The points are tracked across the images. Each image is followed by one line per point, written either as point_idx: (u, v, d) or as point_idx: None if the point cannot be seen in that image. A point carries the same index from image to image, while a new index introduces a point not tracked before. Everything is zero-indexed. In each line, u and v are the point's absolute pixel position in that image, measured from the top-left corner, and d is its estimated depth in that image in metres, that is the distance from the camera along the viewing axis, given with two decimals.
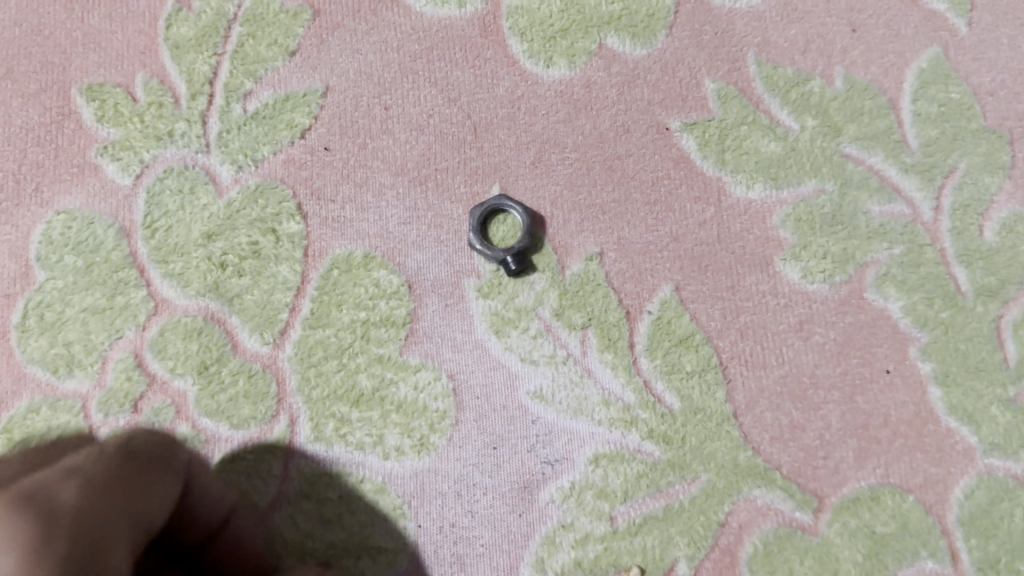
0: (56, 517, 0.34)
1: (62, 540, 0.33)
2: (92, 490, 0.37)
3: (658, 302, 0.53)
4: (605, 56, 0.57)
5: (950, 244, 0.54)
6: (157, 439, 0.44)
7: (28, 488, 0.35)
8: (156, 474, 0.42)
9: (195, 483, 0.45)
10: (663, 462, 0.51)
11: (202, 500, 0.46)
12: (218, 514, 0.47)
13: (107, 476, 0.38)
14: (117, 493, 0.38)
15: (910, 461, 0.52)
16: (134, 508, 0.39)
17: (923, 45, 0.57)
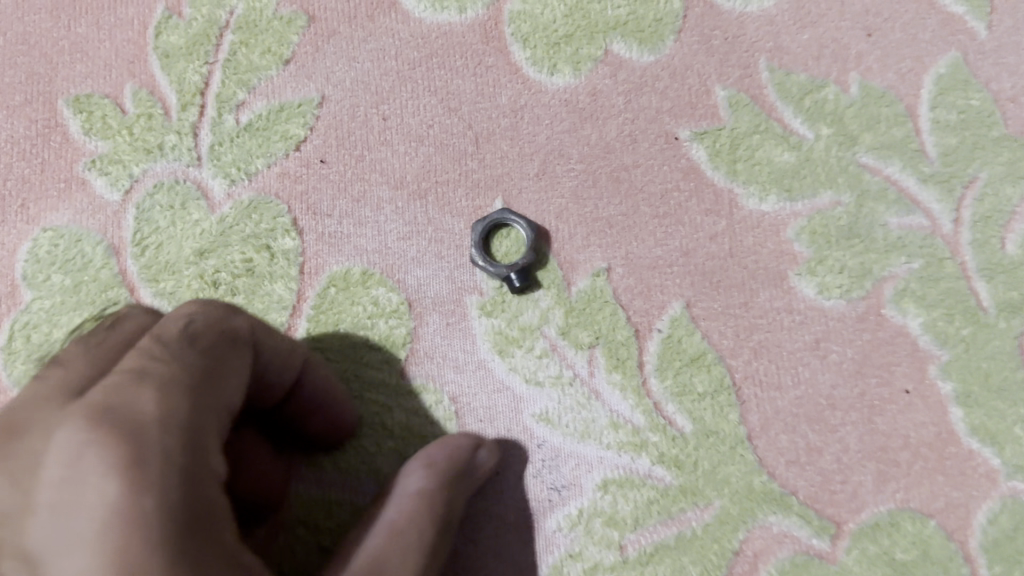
0: (146, 440, 0.31)
1: (162, 461, 0.31)
2: (174, 390, 0.33)
3: (668, 319, 0.51)
4: (611, 63, 0.55)
5: (971, 257, 0.52)
6: (227, 314, 0.39)
7: (108, 403, 0.32)
8: (230, 353, 0.38)
9: (263, 347, 0.42)
10: (675, 488, 0.49)
11: (271, 366, 0.43)
12: (287, 377, 0.44)
13: (186, 372, 0.35)
14: (199, 383, 0.35)
15: (930, 485, 0.49)
16: (216, 392, 0.36)
17: (941, 50, 0.55)
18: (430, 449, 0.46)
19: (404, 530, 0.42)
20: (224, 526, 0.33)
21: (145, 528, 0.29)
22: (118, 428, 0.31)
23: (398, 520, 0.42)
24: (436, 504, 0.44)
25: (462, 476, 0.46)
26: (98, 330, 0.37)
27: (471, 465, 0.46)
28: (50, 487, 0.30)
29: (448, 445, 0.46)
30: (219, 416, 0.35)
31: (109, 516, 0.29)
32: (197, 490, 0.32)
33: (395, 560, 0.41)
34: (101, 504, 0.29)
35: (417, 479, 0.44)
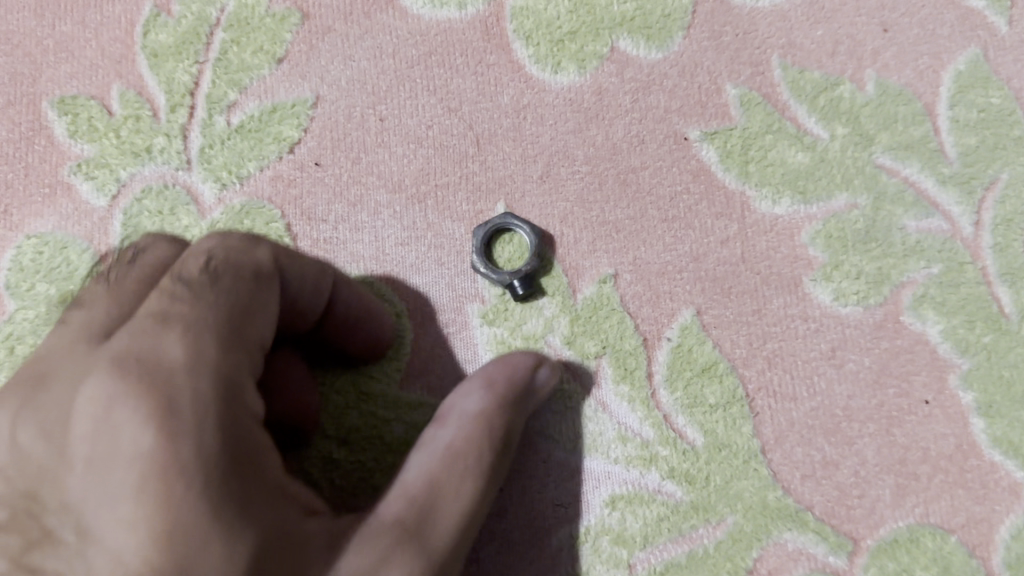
0: (172, 389, 0.33)
1: (192, 412, 0.33)
2: (200, 335, 0.35)
3: (678, 328, 0.49)
4: (618, 62, 0.52)
5: (992, 262, 0.49)
6: (250, 249, 0.39)
7: (136, 353, 0.34)
8: (256, 288, 0.38)
9: (295, 269, 0.41)
10: (686, 504, 0.47)
11: (301, 288, 0.42)
12: (323, 291, 0.43)
13: (213, 314, 0.36)
14: (227, 324, 0.36)
15: (951, 499, 0.47)
16: (245, 332, 0.37)
17: (961, 46, 0.53)
18: (485, 369, 0.45)
19: (463, 453, 0.41)
20: (263, 458, 0.35)
21: (182, 473, 0.32)
22: (149, 379, 0.33)
23: (455, 442, 0.41)
24: (493, 427, 0.42)
25: (520, 397, 0.44)
26: (126, 266, 0.39)
27: (528, 386, 0.45)
28: (88, 441, 0.33)
29: (507, 364, 0.45)
30: (250, 353, 0.37)
31: (146, 462, 0.32)
32: (232, 431, 0.34)
33: (451, 485, 0.40)
34: (138, 451, 0.32)
35: (474, 398, 0.43)
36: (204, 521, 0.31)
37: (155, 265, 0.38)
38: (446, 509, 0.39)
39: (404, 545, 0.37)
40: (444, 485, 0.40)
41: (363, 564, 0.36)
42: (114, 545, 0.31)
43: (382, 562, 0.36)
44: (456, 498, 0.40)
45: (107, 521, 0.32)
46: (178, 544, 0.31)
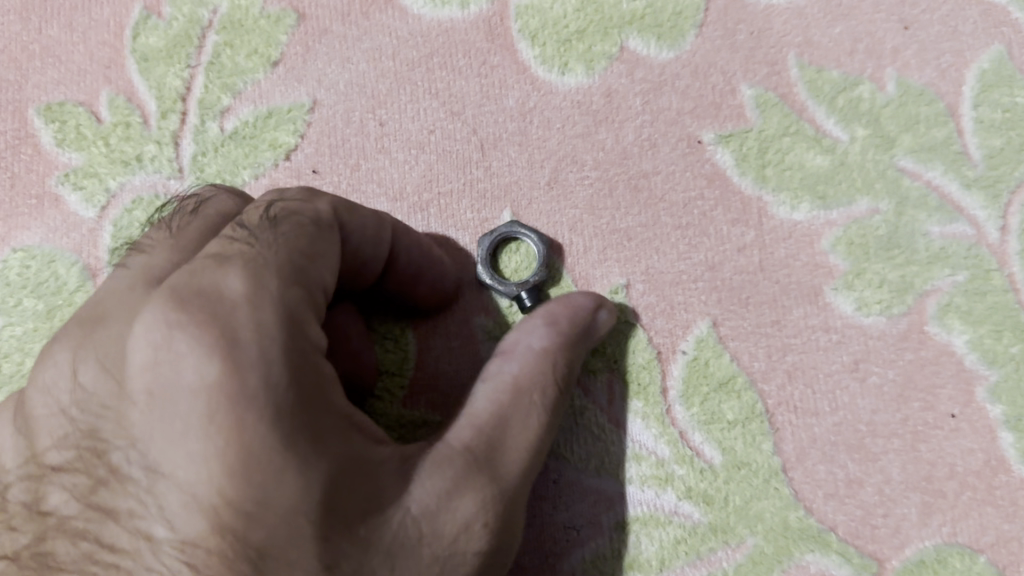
0: (235, 322, 0.32)
1: (253, 341, 0.31)
2: (261, 268, 0.34)
3: (693, 340, 0.47)
4: (627, 63, 0.50)
5: (1020, 268, 0.47)
6: (309, 199, 0.38)
7: (195, 289, 0.33)
8: (315, 232, 0.37)
9: (354, 219, 0.40)
10: (704, 526, 0.45)
11: (363, 241, 0.41)
12: (382, 239, 0.42)
13: (275, 253, 0.35)
14: (289, 260, 0.35)
15: (980, 517, 0.45)
16: (308, 269, 0.35)
17: (984, 43, 0.51)
18: (550, 306, 0.43)
19: (529, 388, 0.40)
20: (332, 389, 0.34)
21: (250, 404, 0.31)
22: (207, 311, 0.32)
23: (520, 377, 0.40)
24: (556, 364, 0.41)
25: (583, 331, 0.43)
26: (191, 216, 0.39)
27: (590, 323, 0.43)
28: (151, 373, 0.32)
29: (569, 303, 0.44)
30: (315, 289, 0.36)
31: (210, 392, 0.31)
32: (300, 360, 0.33)
33: (518, 419, 0.39)
34: (203, 382, 0.31)
35: (538, 336, 0.42)
36: (277, 451, 0.31)
37: (218, 217, 0.39)
38: (514, 445, 0.38)
39: (474, 475, 0.36)
40: (511, 418, 0.39)
41: (435, 493, 0.35)
42: (185, 478, 0.31)
43: (454, 492, 0.36)
44: (522, 432, 0.39)
45: (179, 454, 0.31)
46: (252, 475, 0.31)
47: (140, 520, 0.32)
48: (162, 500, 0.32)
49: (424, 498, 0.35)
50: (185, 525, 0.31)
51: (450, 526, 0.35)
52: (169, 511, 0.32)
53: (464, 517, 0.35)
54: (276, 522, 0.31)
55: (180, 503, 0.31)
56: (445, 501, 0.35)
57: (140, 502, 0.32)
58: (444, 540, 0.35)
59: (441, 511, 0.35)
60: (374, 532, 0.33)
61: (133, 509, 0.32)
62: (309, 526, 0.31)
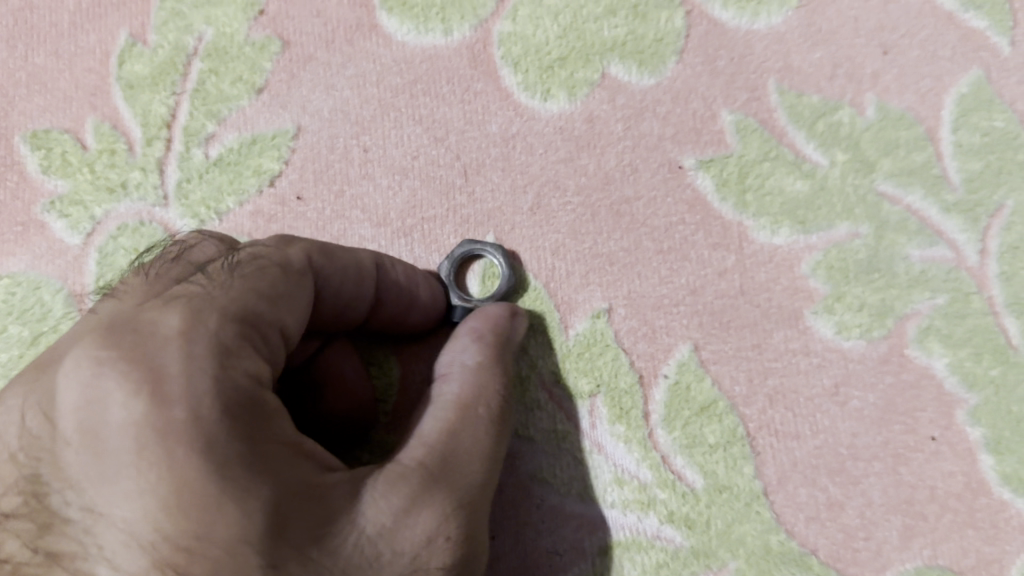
0: (164, 359, 0.33)
1: (182, 377, 0.33)
2: (201, 309, 0.35)
3: (674, 364, 0.47)
4: (609, 89, 0.51)
5: (1000, 291, 0.48)
6: (281, 245, 0.40)
7: (133, 330, 0.34)
8: (278, 275, 0.38)
9: (334, 264, 0.42)
10: (686, 550, 0.45)
11: (344, 283, 0.42)
12: (370, 281, 0.44)
13: (224, 294, 0.36)
14: (237, 301, 0.36)
15: (960, 540, 0.46)
16: (258, 308, 0.37)
17: (963, 68, 0.51)
18: (476, 324, 0.45)
19: (472, 404, 0.42)
20: (276, 420, 0.35)
21: (179, 438, 0.32)
22: (141, 351, 0.34)
23: (462, 396, 0.42)
24: (493, 379, 0.43)
25: (510, 345, 0.45)
26: (169, 263, 0.39)
27: (512, 336, 0.46)
28: (85, 414, 0.33)
29: (487, 315, 0.46)
30: (265, 328, 0.37)
31: (139, 428, 0.32)
32: (235, 395, 0.34)
33: (466, 435, 0.40)
34: (133, 420, 0.32)
35: (470, 353, 0.44)
36: (209, 483, 0.32)
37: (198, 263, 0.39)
38: (467, 461, 0.39)
39: (430, 491, 0.37)
40: (459, 435, 0.40)
41: (391, 510, 0.36)
42: (123, 516, 0.32)
43: (411, 507, 0.36)
44: (472, 448, 0.40)
45: (116, 492, 0.32)
46: (188, 508, 0.31)
47: (84, 561, 0.33)
48: (101, 540, 0.32)
49: (380, 516, 0.35)
50: (127, 563, 0.32)
51: (407, 542, 0.36)
52: (110, 550, 0.32)
53: (423, 531, 0.36)
54: (217, 553, 0.31)
55: (120, 542, 0.32)
56: (402, 517, 0.36)
57: (84, 543, 0.33)
58: (403, 557, 0.35)
59: (398, 528, 0.36)
60: (326, 555, 0.33)
61: (76, 551, 0.33)
62: (251, 555, 0.32)
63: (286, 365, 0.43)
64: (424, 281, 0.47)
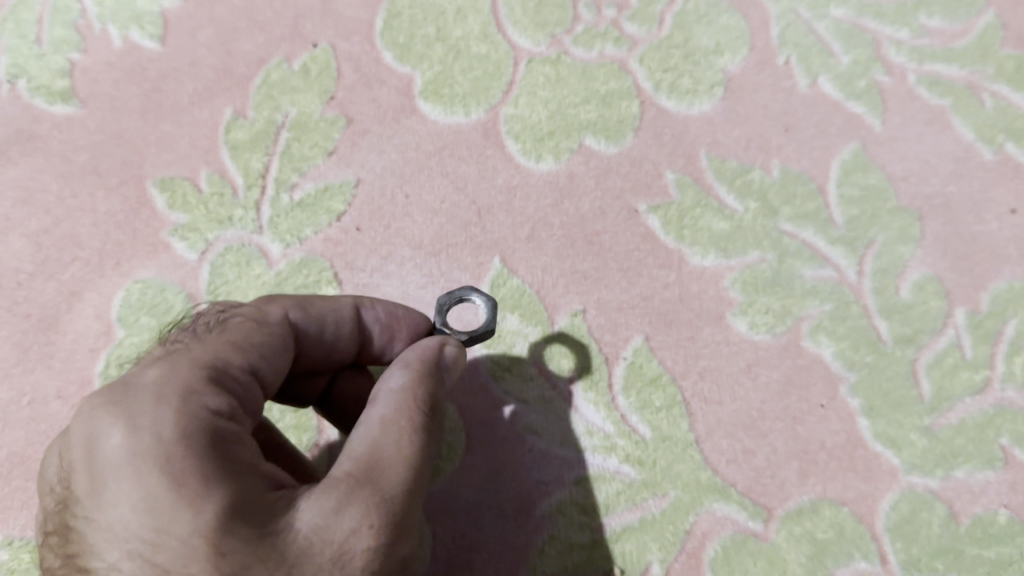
0: (141, 398, 0.43)
1: (151, 409, 0.42)
2: (176, 360, 0.45)
3: (631, 349, 0.64)
4: (585, 155, 0.70)
5: (872, 300, 0.66)
6: (262, 310, 0.52)
7: (124, 380, 0.44)
8: (253, 327, 0.50)
9: (308, 317, 0.54)
10: (638, 481, 0.61)
11: (325, 325, 0.55)
12: (348, 324, 0.57)
13: (200, 349, 0.47)
14: (209, 352, 0.47)
15: (844, 479, 0.62)
16: (226, 356, 0.47)
17: (845, 142, 0.71)
18: (403, 355, 0.52)
19: (394, 421, 0.47)
20: (238, 445, 0.44)
21: (146, 455, 0.41)
22: (124, 391, 0.43)
23: (385, 412, 0.47)
24: (415, 397, 0.49)
25: (438, 369, 0.52)
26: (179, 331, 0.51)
27: (439, 361, 0.52)
28: (82, 445, 0.42)
29: (419, 350, 0.52)
30: (234, 372, 0.47)
31: (118, 451, 0.41)
32: (197, 420, 0.42)
33: (389, 445, 0.46)
34: (112, 444, 0.41)
35: (398, 377, 0.50)
36: (166, 491, 0.40)
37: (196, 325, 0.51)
38: (389, 466, 0.45)
39: (355, 493, 0.43)
40: (383, 448, 0.46)
41: (322, 511, 0.42)
42: (109, 521, 0.41)
43: (340, 508, 0.43)
44: (395, 453, 0.46)
45: (103, 504, 0.41)
46: (153, 512, 0.40)
47: (83, 559, 0.42)
48: (95, 542, 0.41)
49: (311, 517, 0.42)
50: (112, 558, 0.41)
51: (337, 535, 0.42)
52: (99, 549, 0.41)
53: (350, 525, 0.42)
54: (177, 545, 0.40)
55: (106, 543, 0.41)
56: (331, 516, 0.42)
57: (82, 545, 0.42)
58: (335, 548, 0.42)
59: (329, 525, 0.42)
60: (271, 546, 0.41)
61: (79, 553, 0.42)
62: (205, 545, 0.40)
63: (299, 395, 0.59)
64: (406, 318, 0.59)
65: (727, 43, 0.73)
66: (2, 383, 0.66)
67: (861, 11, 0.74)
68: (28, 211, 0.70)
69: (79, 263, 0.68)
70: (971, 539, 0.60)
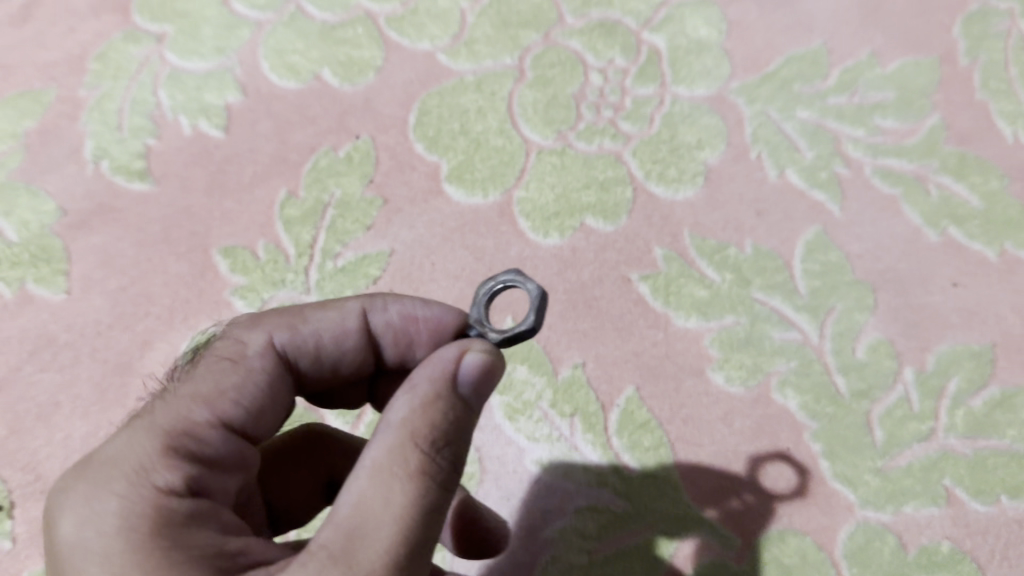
0: (93, 487, 0.49)
1: (99, 499, 0.48)
2: (133, 434, 0.51)
3: (624, 398, 0.75)
4: (586, 232, 0.82)
5: (832, 359, 0.77)
6: (230, 358, 0.56)
7: (84, 466, 0.50)
8: (222, 376, 0.55)
9: (296, 335, 0.59)
10: (628, 512, 0.72)
11: (329, 334, 0.61)
12: (359, 328, 0.62)
13: (162, 413, 0.52)
14: (171, 415, 0.52)
15: (807, 512, 0.72)
16: (192, 413, 0.53)
17: (808, 224, 0.82)
18: (414, 375, 0.51)
19: (386, 468, 0.47)
20: (190, 523, 0.48)
21: (94, 544, 0.47)
22: (81, 479, 0.49)
23: (377, 460, 0.48)
24: (414, 432, 0.48)
25: (447, 391, 0.50)
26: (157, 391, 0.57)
27: (453, 383, 0.50)
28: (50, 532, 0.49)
29: (430, 369, 0.51)
30: (196, 431, 0.52)
31: (71, 538, 0.47)
32: (140, 504, 0.48)
33: (376, 504, 0.47)
34: (66, 532, 0.48)
35: (401, 406, 0.50)
36: None
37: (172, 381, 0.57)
38: (371, 533, 0.46)
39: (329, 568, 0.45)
40: (370, 505, 0.47)
41: None
42: None
43: None
44: (381, 514, 0.46)
45: None
46: None
47: None
48: None
49: None
50: None
51: None
52: None
53: None
54: None
55: None
56: None
57: None
58: None
59: None
60: None
61: None
62: None
63: (347, 401, 0.69)
64: (417, 316, 0.63)
65: (708, 139, 0.86)
66: (83, 418, 0.77)
67: (824, 112, 0.87)
68: (107, 272, 0.82)
69: (152, 317, 0.80)
70: (917, 565, 0.70)
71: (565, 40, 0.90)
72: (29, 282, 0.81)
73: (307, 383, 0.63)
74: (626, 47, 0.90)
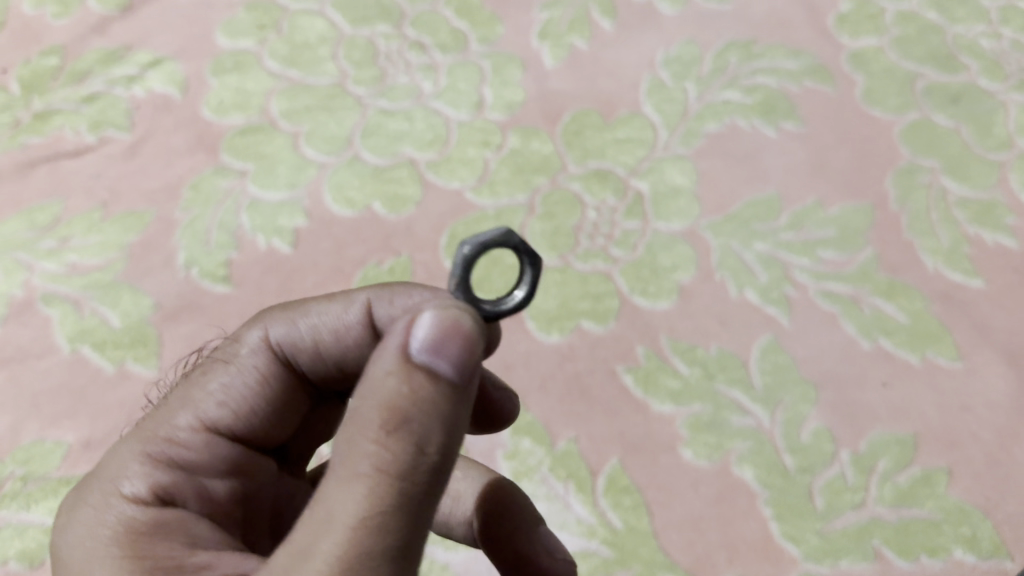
0: (89, 483, 0.66)
1: (90, 490, 0.65)
2: (126, 443, 0.68)
3: (609, 466, 0.93)
4: (582, 333, 1.01)
5: (781, 440, 0.94)
6: (219, 372, 0.73)
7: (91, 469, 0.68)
8: (207, 390, 0.71)
9: (290, 330, 0.74)
10: (612, 558, 0.88)
11: (332, 325, 0.74)
12: (358, 321, 0.73)
13: (152, 425, 0.69)
14: (158, 427, 0.69)
15: (759, 565, 0.88)
16: (176, 421, 0.69)
17: (762, 333, 1.01)
18: (373, 363, 0.55)
19: (345, 463, 0.52)
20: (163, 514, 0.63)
21: (77, 521, 0.63)
22: (84, 477, 0.67)
23: (340, 455, 0.53)
24: (367, 422, 0.53)
25: (399, 369, 0.54)
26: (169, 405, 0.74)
27: (405, 361, 0.54)
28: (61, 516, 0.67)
29: (384, 359, 0.55)
30: (175, 439, 0.69)
31: (65, 519, 0.64)
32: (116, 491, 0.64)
33: (336, 499, 0.52)
34: (64, 515, 0.65)
35: (360, 397, 0.54)
36: (83, 546, 0.61)
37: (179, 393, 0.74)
38: (328, 526, 0.51)
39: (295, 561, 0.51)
40: (333, 502, 0.52)
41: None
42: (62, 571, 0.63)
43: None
44: (340, 507, 0.51)
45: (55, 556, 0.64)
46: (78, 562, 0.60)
47: None
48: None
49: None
50: None
51: None
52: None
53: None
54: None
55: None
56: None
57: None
58: None
59: None
60: None
61: None
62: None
63: None
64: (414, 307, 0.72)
65: (682, 263, 1.06)
66: None
67: (777, 245, 1.07)
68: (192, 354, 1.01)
69: None
70: None
71: (568, 183, 1.13)
72: (128, 361, 1.01)
73: (314, 376, 0.76)
74: (617, 190, 1.12)
